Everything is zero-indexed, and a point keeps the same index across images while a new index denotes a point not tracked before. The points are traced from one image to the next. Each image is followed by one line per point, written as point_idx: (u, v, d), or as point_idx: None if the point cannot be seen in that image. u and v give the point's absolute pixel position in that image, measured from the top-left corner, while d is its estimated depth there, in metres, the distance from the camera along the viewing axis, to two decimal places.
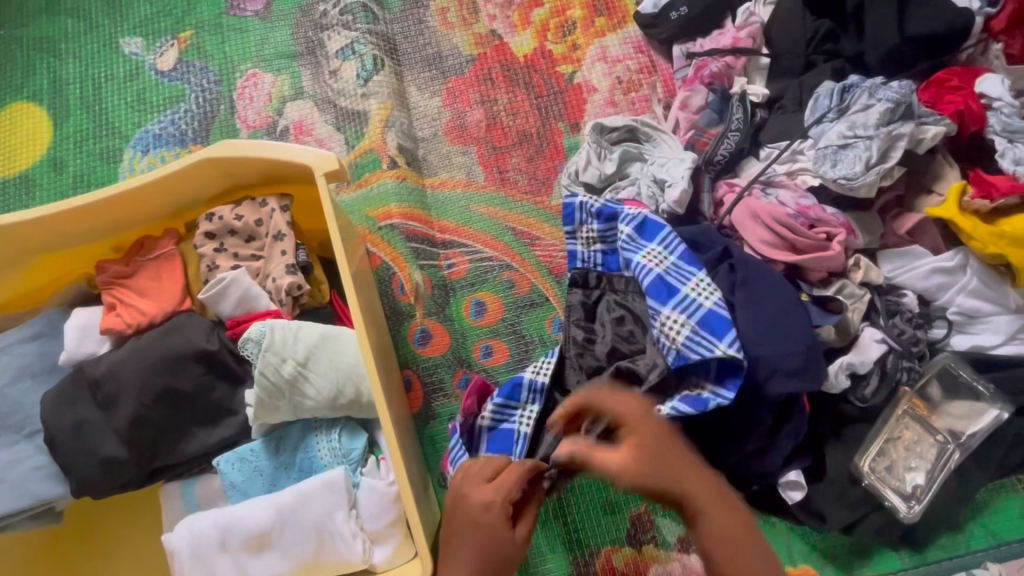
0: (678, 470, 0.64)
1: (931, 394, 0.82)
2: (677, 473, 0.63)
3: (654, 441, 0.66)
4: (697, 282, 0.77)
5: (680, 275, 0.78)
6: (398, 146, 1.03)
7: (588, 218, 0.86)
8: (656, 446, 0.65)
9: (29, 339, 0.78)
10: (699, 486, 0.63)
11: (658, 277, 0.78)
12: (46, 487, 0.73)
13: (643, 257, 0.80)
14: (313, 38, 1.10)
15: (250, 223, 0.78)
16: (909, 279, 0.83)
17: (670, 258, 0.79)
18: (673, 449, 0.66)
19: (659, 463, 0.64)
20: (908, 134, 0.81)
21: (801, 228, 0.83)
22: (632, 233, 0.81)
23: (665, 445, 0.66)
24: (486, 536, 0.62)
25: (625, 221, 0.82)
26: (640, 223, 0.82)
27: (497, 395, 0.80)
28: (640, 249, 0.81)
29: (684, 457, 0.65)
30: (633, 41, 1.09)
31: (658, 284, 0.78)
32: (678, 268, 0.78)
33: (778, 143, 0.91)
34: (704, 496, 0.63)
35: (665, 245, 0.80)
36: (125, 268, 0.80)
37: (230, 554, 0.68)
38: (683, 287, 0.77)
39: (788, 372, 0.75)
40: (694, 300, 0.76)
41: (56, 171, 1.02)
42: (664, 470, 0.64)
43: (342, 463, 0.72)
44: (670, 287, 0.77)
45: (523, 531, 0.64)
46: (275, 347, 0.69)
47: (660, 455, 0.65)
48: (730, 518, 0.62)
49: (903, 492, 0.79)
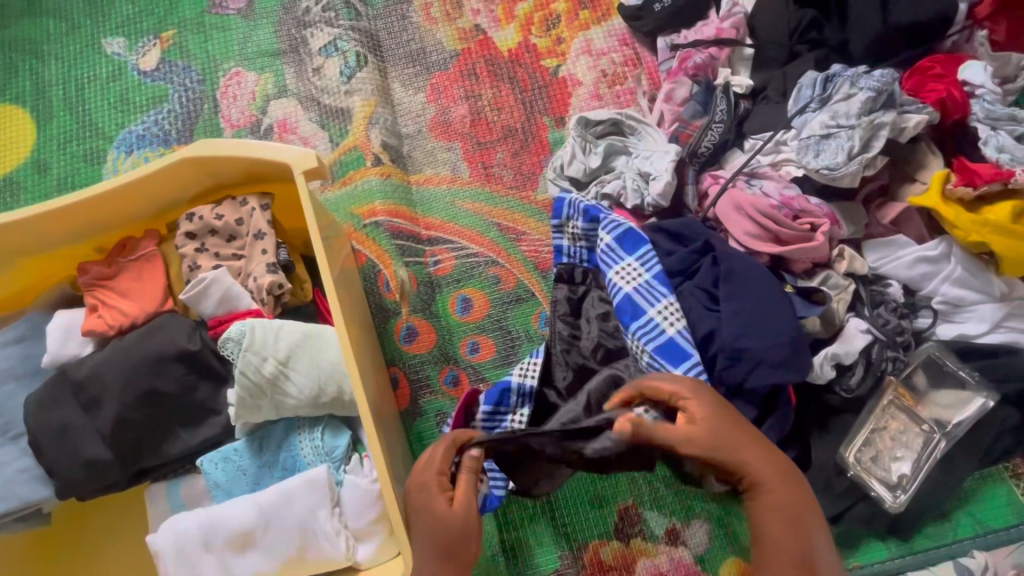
0: (730, 438, 0.61)
1: (917, 383, 0.82)
2: (734, 445, 0.61)
3: (711, 414, 0.62)
4: (665, 306, 0.79)
5: (650, 295, 0.80)
6: (382, 142, 1.02)
7: (575, 215, 0.86)
8: (713, 418, 0.62)
9: (11, 342, 0.78)
10: (759, 458, 0.60)
11: (628, 295, 0.80)
12: (30, 489, 0.73)
13: (618, 271, 0.82)
14: (296, 35, 1.09)
15: (231, 222, 0.78)
16: (893, 269, 0.82)
17: (644, 275, 0.81)
18: (730, 421, 0.62)
19: (717, 433, 0.61)
20: (889, 123, 0.80)
21: (785, 219, 0.83)
22: (613, 243, 0.83)
23: (722, 417, 0.62)
24: (436, 515, 0.61)
25: (607, 229, 0.83)
26: (621, 233, 0.83)
27: (484, 402, 0.78)
28: (616, 262, 0.82)
29: (743, 430, 0.62)
30: (617, 33, 1.09)
31: (629, 301, 0.80)
32: (650, 288, 0.80)
33: (762, 135, 0.91)
34: (768, 470, 0.60)
35: (642, 262, 0.81)
36: (106, 269, 0.79)
37: (213, 554, 0.68)
38: (650, 310, 0.79)
39: (771, 364, 0.75)
40: (658, 324, 0.79)
41: (40, 173, 1.02)
42: (722, 438, 0.61)
43: (325, 461, 0.72)
44: (637, 309, 0.80)
45: (459, 499, 0.62)
46: (255, 346, 0.69)
47: (719, 426, 0.61)
48: (790, 496, 0.58)
49: (889, 482, 0.79)
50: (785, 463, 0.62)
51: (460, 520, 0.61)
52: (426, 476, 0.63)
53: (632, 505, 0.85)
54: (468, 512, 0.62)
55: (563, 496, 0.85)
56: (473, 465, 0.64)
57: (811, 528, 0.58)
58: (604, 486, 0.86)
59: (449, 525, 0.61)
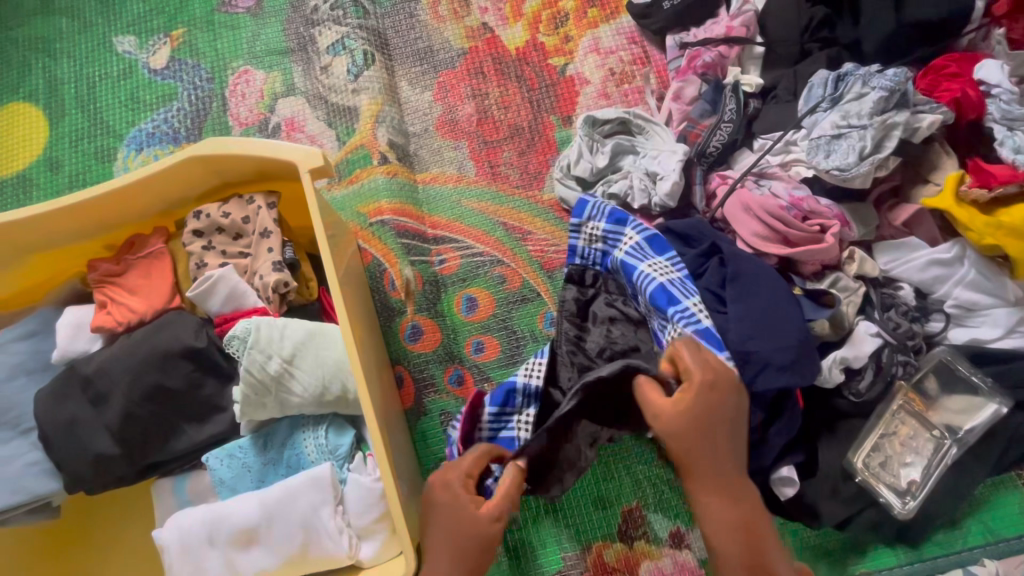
0: (703, 447, 0.66)
1: (928, 389, 0.81)
2: (696, 458, 0.66)
3: (698, 418, 0.66)
4: (698, 299, 0.78)
5: (683, 288, 0.78)
6: (389, 141, 1.03)
7: (598, 216, 0.85)
8: (694, 424, 0.66)
9: (22, 337, 0.79)
10: (715, 474, 0.66)
11: (664, 285, 0.77)
12: (40, 483, 0.74)
13: (649, 265, 0.80)
14: (304, 33, 1.09)
15: (237, 221, 0.78)
16: (905, 271, 0.81)
17: (674, 272, 0.80)
18: (712, 432, 0.66)
19: (695, 439, 0.66)
20: (902, 123, 0.78)
21: (794, 220, 0.82)
22: (642, 241, 0.82)
23: (705, 426, 0.66)
24: (461, 517, 0.65)
25: (635, 228, 0.83)
26: (649, 236, 0.82)
27: (490, 403, 0.78)
28: (646, 258, 0.81)
29: (717, 442, 0.66)
30: (626, 32, 1.08)
31: (663, 292, 0.77)
32: (682, 283, 0.79)
33: (772, 134, 0.90)
34: (716, 487, 0.66)
35: (671, 262, 0.81)
36: (115, 266, 0.80)
37: (218, 549, 0.68)
38: (686, 301, 0.77)
39: (779, 367, 0.75)
40: (694, 314, 0.76)
41: (52, 170, 1.03)
42: (693, 447, 0.66)
43: (329, 459, 0.72)
44: (674, 298, 0.77)
45: (488, 507, 0.66)
46: (261, 344, 0.69)
47: (696, 433, 0.66)
48: (734, 513, 0.65)
49: (898, 487, 0.77)
50: (742, 480, 0.67)
51: (484, 525, 0.65)
52: (455, 476, 0.68)
53: (637, 507, 0.84)
54: (495, 522, 0.66)
55: (566, 497, 0.85)
56: (515, 474, 0.70)
57: (757, 538, 0.65)
58: (609, 488, 0.85)
59: (473, 530, 0.64)
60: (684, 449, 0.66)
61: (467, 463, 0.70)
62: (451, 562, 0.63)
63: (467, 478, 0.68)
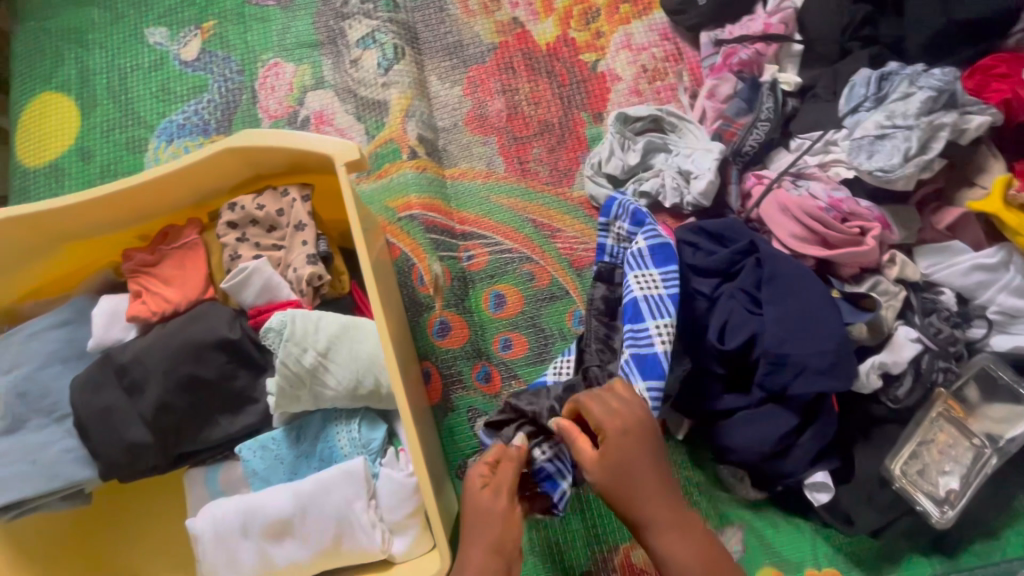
0: (635, 495, 0.61)
1: (969, 395, 0.79)
2: (637, 511, 0.61)
3: (622, 467, 0.61)
4: (663, 323, 0.75)
5: (655, 307, 0.76)
6: (418, 135, 1.02)
7: (622, 214, 0.84)
8: (620, 474, 0.61)
9: (58, 325, 0.80)
10: (660, 522, 0.60)
11: (634, 299, 0.76)
12: (74, 469, 0.74)
13: (632, 277, 0.78)
14: (334, 27, 1.09)
15: (272, 213, 0.78)
16: (947, 275, 0.80)
17: (660, 288, 0.77)
18: (644, 476, 0.61)
19: (626, 489, 0.61)
20: (950, 124, 0.77)
21: (833, 221, 0.81)
22: (643, 249, 0.79)
23: (635, 472, 0.61)
24: (474, 502, 0.64)
25: (643, 233, 0.81)
26: (657, 243, 0.80)
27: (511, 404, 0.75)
28: (640, 267, 0.79)
29: (650, 486, 0.61)
30: (659, 28, 1.07)
31: (631, 306, 0.76)
32: (660, 302, 0.76)
33: (811, 134, 0.88)
34: (668, 538, 0.60)
35: (665, 275, 0.78)
36: (149, 256, 0.81)
37: (252, 540, 0.68)
38: (650, 321, 0.75)
39: (816, 371, 0.73)
40: (649, 336, 0.74)
41: (84, 160, 1.03)
42: (628, 498, 0.61)
43: (361, 453, 0.72)
44: (639, 315, 0.76)
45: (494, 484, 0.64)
46: (296, 337, 0.69)
47: (625, 484, 0.61)
48: (691, 554, 0.59)
49: (936, 496, 0.76)
50: (693, 516, 0.62)
51: (497, 507, 0.63)
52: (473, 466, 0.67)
53: None
54: (495, 497, 0.63)
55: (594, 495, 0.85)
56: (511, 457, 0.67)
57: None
58: None
59: (482, 517, 0.62)
60: (621, 502, 0.61)
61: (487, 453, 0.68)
62: (474, 546, 0.61)
63: (485, 466, 0.67)
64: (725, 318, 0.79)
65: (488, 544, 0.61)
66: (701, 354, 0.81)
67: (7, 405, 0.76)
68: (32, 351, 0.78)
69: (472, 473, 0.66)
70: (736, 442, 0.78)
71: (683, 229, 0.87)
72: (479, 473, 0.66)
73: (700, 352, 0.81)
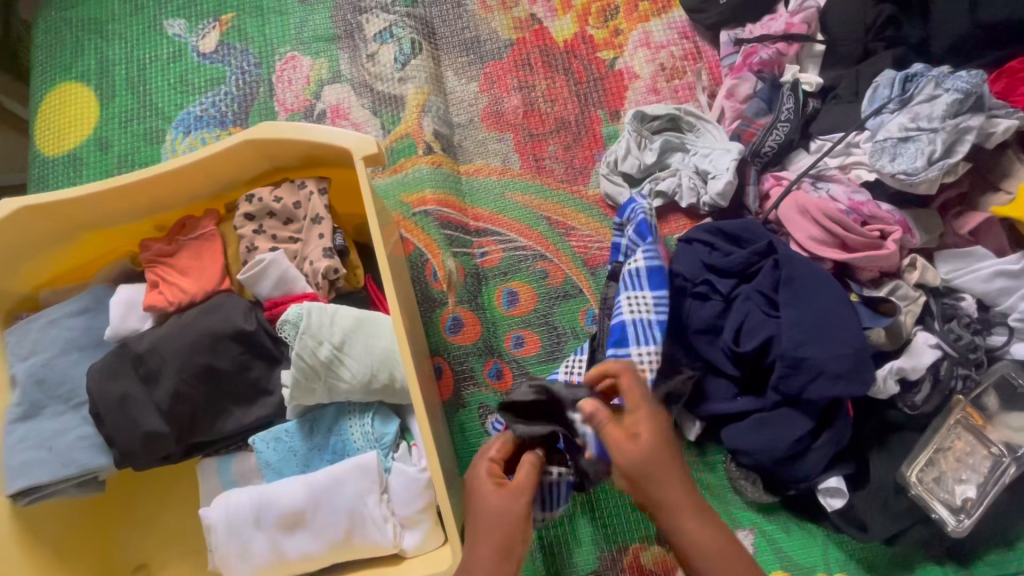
0: (669, 474, 0.60)
1: (988, 404, 0.78)
2: (662, 493, 0.60)
3: (655, 447, 0.60)
4: (647, 351, 0.76)
5: (642, 333, 0.78)
6: (434, 131, 1.01)
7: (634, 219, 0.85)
8: (652, 456, 0.60)
9: (75, 314, 0.80)
10: (683, 505, 0.60)
11: (622, 322, 0.78)
12: (90, 457, 0.75)
13: (623, 299, 0.80)
14: (351, 20, 1.09)
15: (289, 206, 0.79)
16: (968, 281, 0.79)
17: (650, 314, 0.79)
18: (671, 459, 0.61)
19: (658, 470, 0.60)
20: (976, 127, 0.76)
21: (853, 224, 0.80)
22: (642, 268, 0.81)
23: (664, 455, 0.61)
24: (484, 501, 0.62)
25: (645, 251, 0.81)
26: (651, 266, 0.81)
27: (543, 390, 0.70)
28: (634, 289, 0.80)
29: (676, 469, 0.61)
30: (678, 26, 1.06)
31: (618, 328, 0.78)
32: (647, 327, 0.78)
33: (832, 135, 0.89)
34: (689, 522, 0.59)
35: (656, 301, 0.79)
36: (167, 246, 0.81)
37: (264, 531, 0.69)
38: (633, 347, 0.77)
39: (833, 375, 0.73)
40: None
41: (102, 151, 1.03)
42: (655, 481, 0.60)
43: (374, 447, 0.72)
44: (625, 339, 0.78)
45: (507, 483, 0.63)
46: (312, 329, 0.69)
47: (654, 465, 0.60)
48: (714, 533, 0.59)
49: (952, 504, 0.74)
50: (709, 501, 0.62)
51: (509, 507, 0.62)
52: (479, 464, 0.66)
53: None
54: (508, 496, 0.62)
55: (603, 495, 0.84)
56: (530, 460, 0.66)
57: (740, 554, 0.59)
58: None
59: (494, 516, 0.61)
60: (649, 483, 0.60)
61: (489, 450, 0.68)
62: (484, 544, 0.60)
63: (491, 463, 0.66)
64: (740, 319, 0.79)
65: (496, 543, 0.60)
66: (715, 355, 0.80)
67: (26, 390, 0.76)
68: (49, 338, 0.78)
69: (480, 469, 0.65)
70: (749, 446, 0.77)
71: (699, 228, 0.87)
72: (487, 471, 0.65)
73: (714, 354, 0.80)
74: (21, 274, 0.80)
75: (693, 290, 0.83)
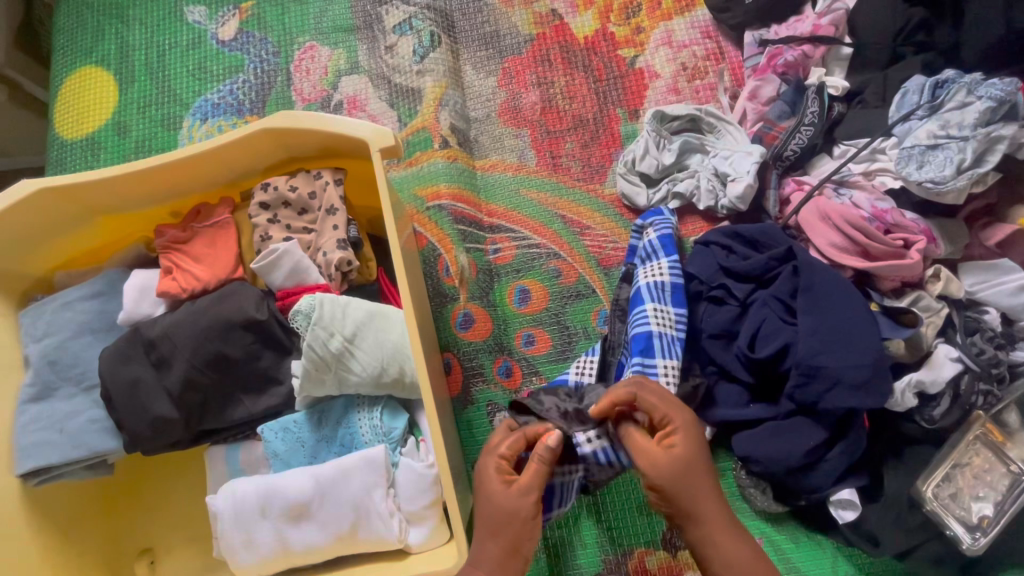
0: (698, 485, 0.61)
1: (1009, 420, 0.76)
2: (694, 494, 0.61)
3: (687, 460, 0.61)
4: (671, 364, 0.76)
5: (667, 347, 0.77)
6: (450, 125, 1.00)
7: (658, 227, 0.87)
8: (685, 466, 0.61)
9: (90, 296, 0.80)
10: (713, 507, 0.61)
11: (647, 332, 0.77)
12: (100, 440, 0.75)
13: (649, 310, 0.79)
14: (371, 12, 1.08)
15: (304, 196, 0.78)
16: (992, 295, 0.78)
17: (674, 328, 0.79)
18: (703, 470, 0.62)
19: (683, 483, 0.61)
20: (1009, 136, 0.74)
21: (876, 232, 0.79)
22: (666, 284, 0.81)
23: (697, 466, 0.61)
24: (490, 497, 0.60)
25: (669, 264, 0.83)
26: (675, 284, 0.82)
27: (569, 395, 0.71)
28: (659, 301, 0.80)
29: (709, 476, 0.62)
30: (701, 25, 1.04)
31: (641, 338, 0.77)
32: (671, 342, 0.78)
33: (857, 141, 0.87)
34: (720, 534, 0.60)
35: (679, 316, 0.80)
36: (182, 233, 0.81)
37: (270, 521, 0.69)
38: (659, 360, 0.76)
39: (850, 386, 0.71)
40: (656, 374, 0.75)
41: (119, 136, 1.04)
42: (687, 491, 0.61)
43: (382, 441, 0.72)
44: (650, 350, 0.76)
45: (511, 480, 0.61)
46: (324, 321, 0.68)
47: (686, 476, 0.61)
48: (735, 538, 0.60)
49: (968, 522, 0.72)
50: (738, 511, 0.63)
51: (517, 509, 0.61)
52: (487, 460, 0.64)
53: None
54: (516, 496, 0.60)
55: (609, 498, 0.84)
56: (546, 457, 0.63)
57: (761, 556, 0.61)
58: None
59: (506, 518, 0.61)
60: (680, 493, 0.61)
61: (500, 446, 0.65)
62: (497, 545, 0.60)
63: (501, 460, 0.64)
64: (757, 325, 0.78)
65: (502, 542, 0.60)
66: (730, 362, 0.79)
67: (38, 371, 0.77)
68: (62, 321, 0.78)
69: (489, 466, 0.63)
70: (761, 454, 0.76)
71: (717, 232, 0.86)
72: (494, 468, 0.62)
73: (728, 360, 0.79)
74: (37, 257, 0.80)
75: (708, 293, 0.83)
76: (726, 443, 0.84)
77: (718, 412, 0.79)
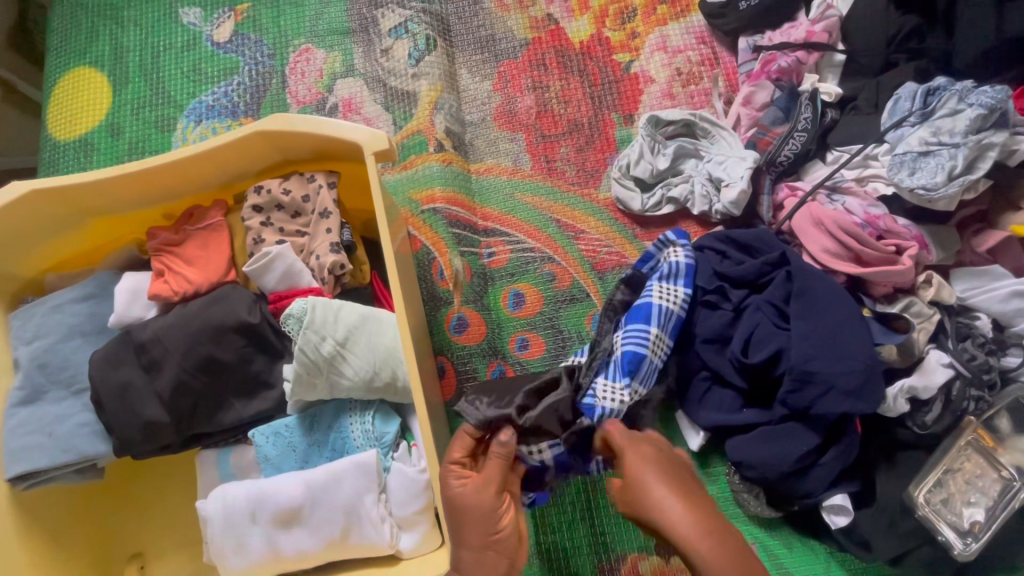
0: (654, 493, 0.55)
1: (1000, 426, 0.76)
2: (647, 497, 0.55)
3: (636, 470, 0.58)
4: (639, 391, 0.74)
5: (647, 372, 0.75)
6: (445, 128, 1.00)
7: (686, 250, 0.83)
8: (637, 479, 0.57)
9: (80, 299, 0.80)
10: (677, 509, 0.53)
11: (640, 355, 0.74)
12: (90, 444, 0.74)
13: (652, 333, 0.76)
14: (367, 15, 1.08)
15: (298, 199, 0.78)
16: (983, 301, 0.78)
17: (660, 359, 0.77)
18: (658, 474, 0.57)
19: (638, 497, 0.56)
20: (999, 144, 0.75)
21: (868, 237, 0.80)
22: (674, 313, 0.78)
23: (646, 474, 0.57)
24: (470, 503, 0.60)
25: (684, 294, 0.80)
26: (676, 315, 0.79)
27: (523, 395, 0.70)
28: (662, 327, 0.77)
29: (665, 477, 0.57)
30: (696, 31, 1.05)
31: (633, 358, 0.74)
32: (652, 370, 0.76)
33: (850, 147, 0.88)
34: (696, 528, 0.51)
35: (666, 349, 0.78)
36: (174, 235, 0.80)
37: (260, 526, 0.68)
38: (635, 383, 0.74)
39: (842, 391, 0.71)
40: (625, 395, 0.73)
41: (112, 137, 1.03)
42: (651, 497, 0.55)
43: (374, 445, 0.72)
44: (634, 373, 0.74)
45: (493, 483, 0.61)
46: (315, 325, 0.68)
47: (640, 488, 0.56)
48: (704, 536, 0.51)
49: (959, 527, 0.72)
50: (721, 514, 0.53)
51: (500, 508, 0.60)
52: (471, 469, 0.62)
53: None
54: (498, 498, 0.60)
55: (604, 502, 0.84)
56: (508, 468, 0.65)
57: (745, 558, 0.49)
58: None
59: (488, 517, 0.59)
60: (641, 510, 0.55)
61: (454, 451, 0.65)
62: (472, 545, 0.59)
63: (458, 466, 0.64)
64: (750, 331, 0.78)
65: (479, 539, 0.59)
66: (723, 366, 0.79)
67: (28, 374, 0.76)
68: (53, 323, 0.78)
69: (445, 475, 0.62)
70: (755, 460, 0.76)
71: (710, 236, 0.86)
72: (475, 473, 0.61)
73: (722, 364, 0.79)
74: (28, 259, 0.79)
75: (702, 297, 0.82)
76: (719, 447, 0.85)
77: (713, 417, 0.79)
